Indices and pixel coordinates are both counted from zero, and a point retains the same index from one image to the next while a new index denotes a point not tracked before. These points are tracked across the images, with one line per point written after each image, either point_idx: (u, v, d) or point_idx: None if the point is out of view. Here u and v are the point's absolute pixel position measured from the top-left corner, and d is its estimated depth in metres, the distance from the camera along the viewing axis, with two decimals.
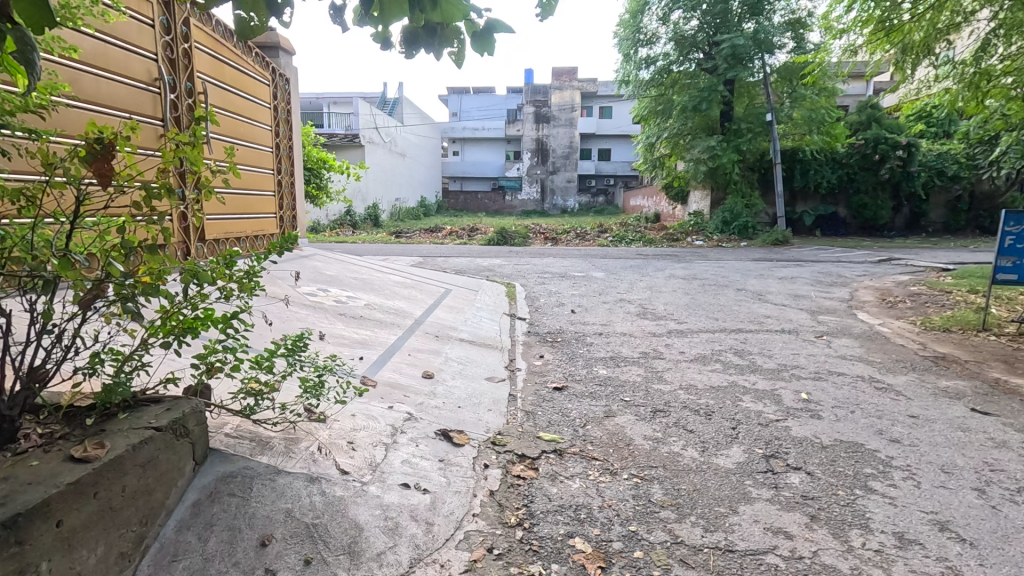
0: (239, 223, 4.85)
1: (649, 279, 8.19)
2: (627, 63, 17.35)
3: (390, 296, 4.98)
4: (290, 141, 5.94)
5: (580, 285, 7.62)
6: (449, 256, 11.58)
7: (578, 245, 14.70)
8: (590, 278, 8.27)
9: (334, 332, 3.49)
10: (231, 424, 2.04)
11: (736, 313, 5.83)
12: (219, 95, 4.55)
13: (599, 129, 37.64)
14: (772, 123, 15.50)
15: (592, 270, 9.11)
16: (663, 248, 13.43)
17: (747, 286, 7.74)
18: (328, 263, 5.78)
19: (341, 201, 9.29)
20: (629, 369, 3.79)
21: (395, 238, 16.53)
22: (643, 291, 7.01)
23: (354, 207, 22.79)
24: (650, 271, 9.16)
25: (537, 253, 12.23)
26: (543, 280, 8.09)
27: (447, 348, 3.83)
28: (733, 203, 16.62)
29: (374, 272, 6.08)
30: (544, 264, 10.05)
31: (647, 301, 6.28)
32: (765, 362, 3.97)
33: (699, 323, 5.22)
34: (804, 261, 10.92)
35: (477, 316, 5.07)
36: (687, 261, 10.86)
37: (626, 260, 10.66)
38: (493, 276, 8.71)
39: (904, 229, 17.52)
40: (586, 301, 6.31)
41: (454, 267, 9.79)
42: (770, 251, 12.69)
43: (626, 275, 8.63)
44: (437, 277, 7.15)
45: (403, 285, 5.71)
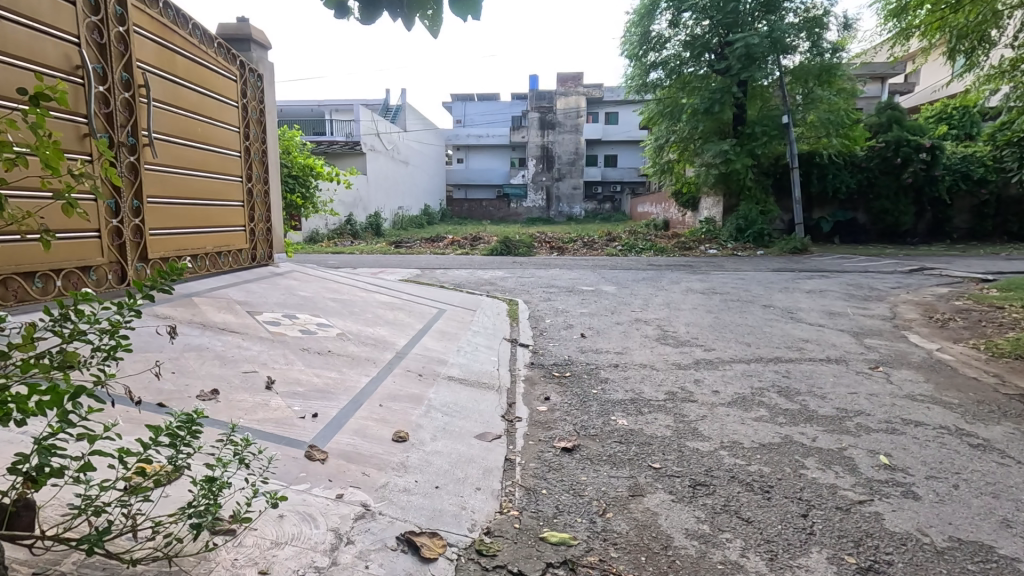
0: (196, 238, 4.20)
1: (665, 294, 7.48)
2: (635, 66, 16.70)
3: (371, 321, 4.31)
4: (264, 145, 5.30)
5: (590, 301, 6.93)
6: (448, 267, 10.91)
7: (585, 254, 14.05)
8: (601, 293, 7.58)
9: (287, 377, 2.80)
10: (74, 557, 1.34)
11: (769, 335, 5.11)
12: (170, 91, 3.89)
13: (606, 135, 37.02)
14: (788, 126, 14.75)
15: (601, 284, 8.41)
16: (676, 258, 12.73)
17: (775, 302, 7.01)
18: (304, 282, 5.12)
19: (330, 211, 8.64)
20: (654, 417, 3.07)
21: (395, 249, 15.88)
22: (659, 309, 6.30)
23: (353, 216, 22.22)
24: (665, 284, 8.45)
25: (542, 264, 11.54)
26: (547, 296, 7.40)
27: (431, 391, 3.12)
28: (748, 209, 15.94)
29: (356, 290, 5.42)
30: (550, 277, 9.36)
31: (665, 322, 5.57)
32: (819, 406, 3.26)
33: (728, 350, 4.51)
34: (829, 271, 10.17)
35: (472, 344, 4.37)
36: (702, 272, 10.14)
37: (638, 272, 9.95)
38: (494, 291, 8.03)
39: (927, 236, 16.75)
40: (596, 322, 5.61)
41: (452, 281, 9.14)
42: (790, 261, 11.97)
43: (638, 289, 7.94)
44: (431, 293, 6.48)
45: (388, 306, 5.04)
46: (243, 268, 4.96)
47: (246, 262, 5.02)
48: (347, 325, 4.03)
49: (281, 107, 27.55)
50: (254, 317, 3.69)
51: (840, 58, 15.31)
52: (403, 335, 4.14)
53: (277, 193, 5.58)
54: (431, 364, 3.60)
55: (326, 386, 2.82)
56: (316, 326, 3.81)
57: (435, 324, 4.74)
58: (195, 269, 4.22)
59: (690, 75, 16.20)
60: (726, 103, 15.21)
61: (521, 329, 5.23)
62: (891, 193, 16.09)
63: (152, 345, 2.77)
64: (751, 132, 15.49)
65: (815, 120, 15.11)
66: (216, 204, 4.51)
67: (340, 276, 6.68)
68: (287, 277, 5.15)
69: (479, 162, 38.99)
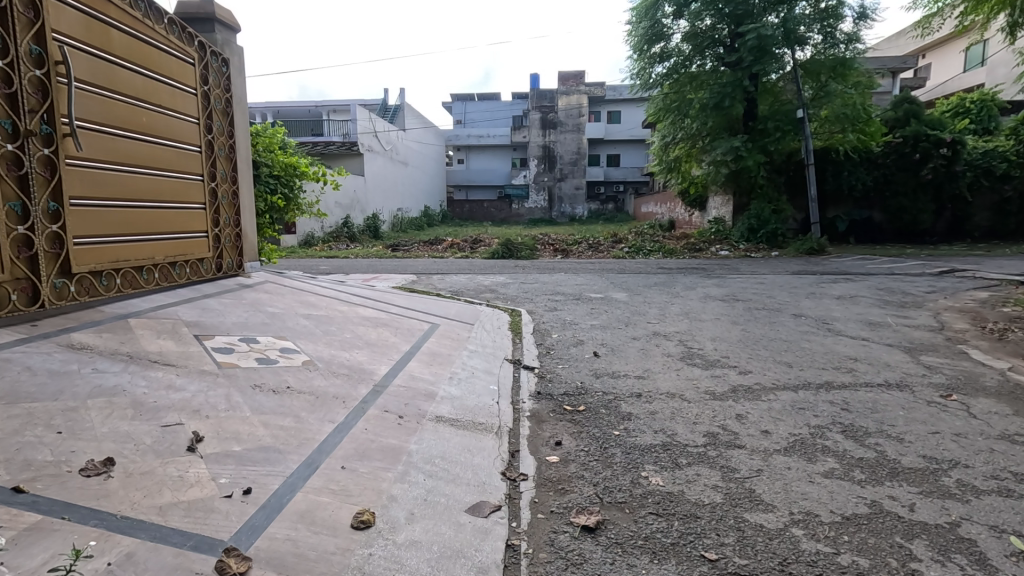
0: (141, 246, 3.57)
1: (682, 302, 6.83)
2: (640, 60, 16.03)
3: (348, 342, 3.69)
4: (231, 140, 4.67)
5: (600, 311, 6.28)
6: (446, 273, 10.27)
7: (590, 256, 13.37)
8: (611, 301, 6.93)
9: (222, 432, 2.15)
10: None
11: (810, 352, 4.46)
12: (103, 70, 3.25)
13: (608, 135, 36.39)
14: (803, 120, 14.09)
15: (611, 290, 7.76)
16: (687, 260, 12.07)
17: (805, 310, 6.34)
18: (276, 295, 4.49)
19: (317, 213, 8.01)
20: (696, 474, 2.41)
21: (392, 252, 15.21)
22: (678, 320, 5.65)
23: (350, 218, 21.58)
24: (680, 290, 7.80)
25: (546, 268, 10.88)
26: (553, 305, 6.75)
27: (412, 442, 2.47)
28: (759, 208, 15.29)
29: (336, 302, 4.79)
30: (555, 283, 8.71)
31: (687, 337, 4.92)
32: (900, 453, 2.60)
33: (768, 374, 3.85)
34: (853, 274, 9.51)
35: (469, 370, 3.72)
36: (718, 276, 9.46)
37: (648, 276, 9.30)
38: (494, 299, 7.39)
39: (946, 235, 16.05)
40: (610, 337, 4.95)
41: (450, 288, 8.49)
42: (809, 263, 11.31)
43: (652, 297, 7.28)
44: (424, 302, 5.86)
45: (372, 321, 4.41)
46: (205, 280, 4.32)
47: (210, 272, 4.38)
48: (318, 350, 3.39)
49: (277, 107, 26.97)
50: (202, 343, 3.03)
51: (854, 51, 14.69)
52: (385, 361, 3.50)
53: (249, 193, 4.96)
54: (414, 399, 2.96)
55: (272, 441, 2.17)
56: (279, 353, 3.15)
57: (424, 343, 4.10)
58: (139, 283, 3.58)
59: (697, 69, 15.57)
60: (736, 97, 14.59)
61: (525, 347, 4.59)
62: (910, 191, 15.38)
63: (47, 391, 2.12)
64: (762, 128, 14.84)
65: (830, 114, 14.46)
66: (167, 207, 3.87)
67: (323, 285, 6.05)
68: (257, 289, 4.50)
69: (479, 163, 38.33)
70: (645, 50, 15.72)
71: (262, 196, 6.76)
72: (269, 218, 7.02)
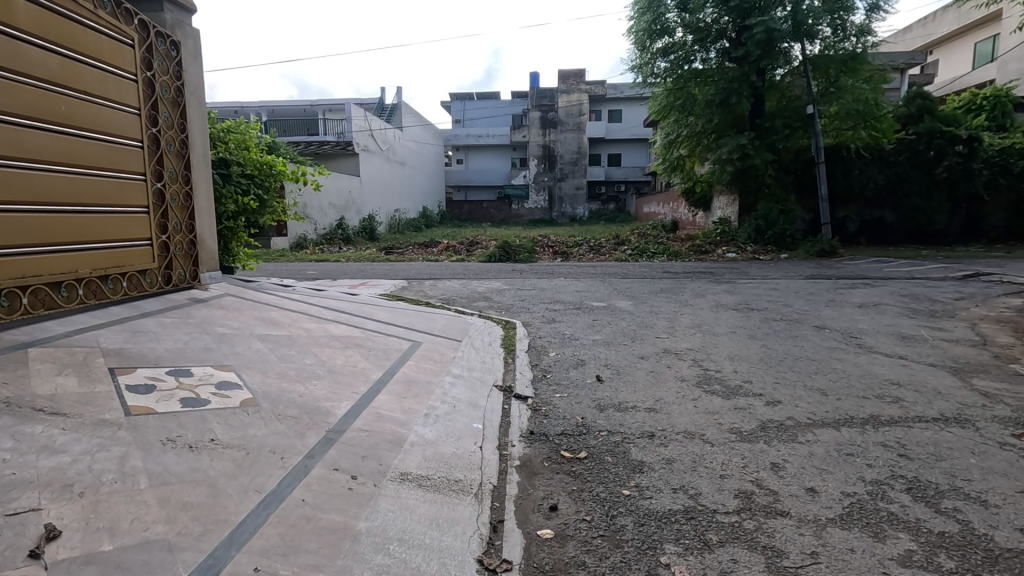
0: (57, 259, 3.02)
1: (692, 312, 6.27)
2: (642, 55, 15.44)
3: (307, 371, 3.13)
4: (183, 134, 4.12)
5: (603, 322, 5.72)
6: (438, 278, 9.72)
7: (592, 259, 12.79)
8: (615, 310, 6.37)
9: (95, 519, 1.59)
10: None
11: (845, 374, 3.88)
12: (4, 48, 2.70)
13: (608, 134, 35.83)
14: (814, 117, 13.54)
15: (614, 298, 7.20)
16: (693, 263, 11.50)
17: (827, 321, 5.77)
18: (233, 311, 3.92)
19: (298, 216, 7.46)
20: (732, 561, 1.84)
21: (386, 255, 14.67)
22: (689, 335, 5.08)
23: (346, 219, 21.08)
24: (688, 298, 7.23)
25: (544, 273, 10.33)
26: (551, 315, 6.18)
27: (362, 518, 1.90)
28: (767, 208, 14.72)
29: (305, 316, 4.24)
30: (554, 289, 8.15)
31: (702, 357, 4.35)
32: (990, 526, 2.03)
33: (802, 405, 3.27)
34: (871, 279, 8.95)
35: (449, 403, 3.16)
36: (727, 281, 8.89)
37: (653, 281, 8.74)
38: (488, 309, 6.82)
39: (960, 235, 15.47)
40: (614, 357, 4.39)
41: (441, 295, 7.94)
42: (821, 266, 10.76)
43: (659, 305, 6.72)
44: (407, 312, 5.31)
45: (341, 341, 3.85)
46: (149, 296, 3.75)
47: (154, 286, 3.82)
48: (267, 384, 2.82)
49: (272, 106, 26.45)
50: (117, 379, 2.47)
51: (864, 45, 14.13)
52: (347, 395, 2.94)
53: (207, 195, 4.41)
54: (375, 450, 2.39)
55: (163, 530, 1.60)
56: (213, 391, 2.58)
57: (400, 368, 3.54)
58: (56, 302, 3.03)
59: (701, 64, 15.02)
60: (743, 93, 14.07)
61: (518, 369, 4.03)
62: (923, 189, 14.78)
63: None
64: (770, 126, 14.26)
65: (841, 110, 13.90)
66: (97, 211, 3.31)
67: (296, 295, 5.49)
68: (212, 305, 3.94)
69: (478, 163, 37.76)
70: (647, 45, 15.14)
71: (233, 197, 6.16)
72: (242, 221, 6.45)
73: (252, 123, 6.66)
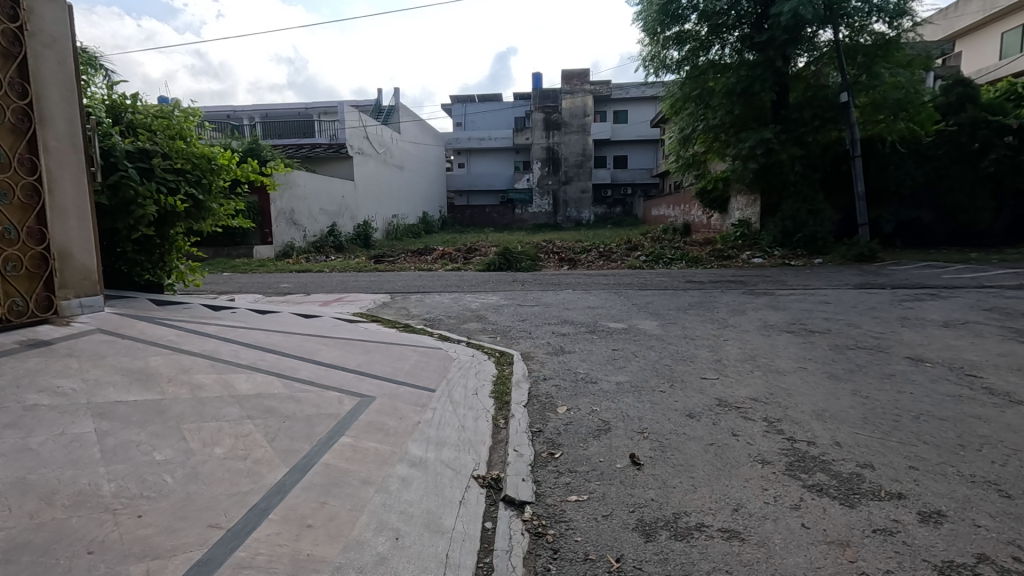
0: None
1: (738, 338, 4.95)
2: (653, 44, 14.15)
3: (144, 482, 1.82)
4: (25, 100, 2.88)
5: (627, 354, 4.39)
6: (428, 291, 8.43)
7: (602, 267, 11.47)
8: (639, 336, 5.04)
9: None
10: None
11: (1011, 449, 2.54)
12: None
13: (614, 135, 34.58)
14: (848, 106, 12.15)
15: (635, 318, 5.87)
16: (718, 271, 10.18)
17: (919, 349, 4.42)
18: (81, 360, 2.61)
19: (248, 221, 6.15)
20: None
21: (376, 264, 13.44)
22: (747, 376, 3.75)
23: (339, 226, 19.91)
24: (727, 317, 5.89)
25: (549, 284, 9.02)
26: (560, 342, 4.88)
27: None
28: (793, 209, 13.39)
29: (207, 362, 2.94)
30: (562, 305, 6.83)
31: (778, 417, 3.01)
32: None
33: (987, 527, 1.93)
34: (936, 288, 7.58)
35: (388, 534, 1.85)
36: (765, 293, 7.57)
37: (678, 294, 7.43)
38: (479, 333, 5.52)
39: (1006, 235, 14.03)
40: (650, 417, 3.06)
41: (426, 313, 6.64)
42: (866, 273, 9.42)
43: (693, 328, 5.40)
44: (368, 345, 4.00)
45: (245, 405, 2.55)
46: None
47: None
48: (33, 530, 1.51)
49: (265, 110, 25.48)
50: None
51: (899, 29, 12.76)
52: (196, 536, 1.62)
53: (75, 188, 3.18)
54: None
55: None
56: None
57: (323, 456, 2.24)
58: None
59: (717, 53, 13.72)
60: (767, 80, 12.75)
61: (513, 444, 2.71)
62: (966, 186, 13.47)
63: None
64: (796, 117, 12.91)
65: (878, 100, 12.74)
66: None
67: (225, 321, 4.20)
68: (52, 351, 2.64)
69: (480, 167, 36.54)
70: (657, 33, 13.82)
71: (154, 195, 4.83)
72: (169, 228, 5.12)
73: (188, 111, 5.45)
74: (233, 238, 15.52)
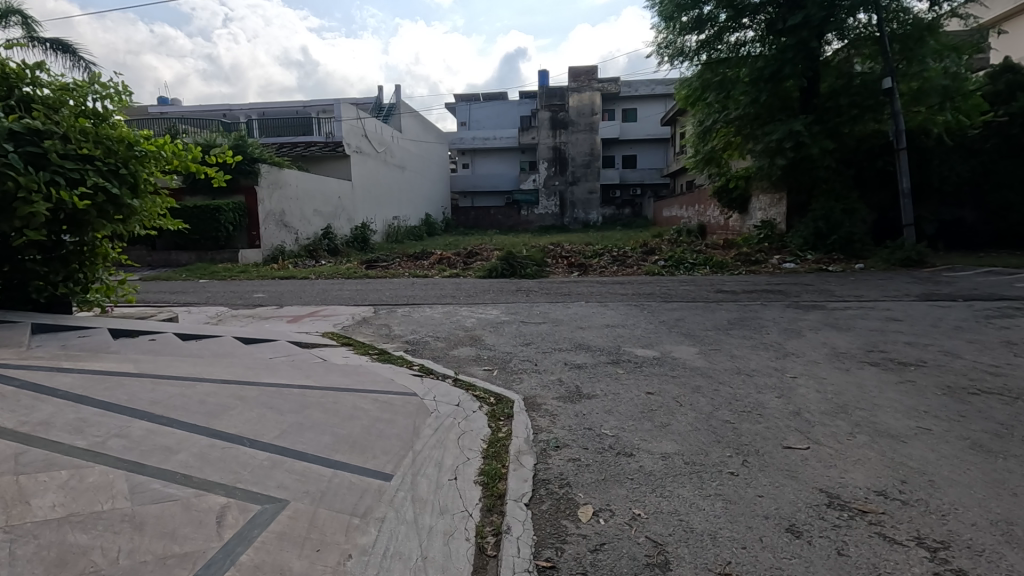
0: None
1: (807, 374, 3.78)
2: (669, 30, 12.96)
3: None
4: None
5: (667, 403, 3.23)
6: (417, 303, 7.31)
7: (617, 274, 10.29)
8: (677, 371, 3.88)
9: None
10: None
11: None
12: None
13: (623, 134, 33.45)
14: (891, 93, 10.90)
15: (667, 344, 4.70)
16: (748, 279, 8.97)
17: None
18: None
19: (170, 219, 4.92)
20: None
21: (367, 269, 12.32)
22: (849, 446, 2.59)
23: (334, 228, 18.83)
24: (781, 341, 4.72)
25: (557, 294, 7.86)
26: (576, 382, 3.72)
27: None
28: (826, 208, 12.14)
29: (10, 450, 1.82)
30: (573, 323, 5.67)
31: (944, 539, 1.84)
32: None
33: None
34: (1018, 301, 6.36)
35: None
36: (815, 307, 6.38)
37: (712, 309, 6.25)
38: (471, 363, 4.37)
39: None
40: (730, 534, 1.90)
41: (410, 333, 5.51)
42: (922, 281, 8.20)
43: (744, 357, 4.23)
44: (310, 393, 2.86)
45: (20, 552, 1.42)
46: None
47: None
48: None
49: (261, 109, 24.57)
50: None
51: (938, 12, 11.64)
52: None
53: None
54: None
55: None
56: None
57: None
58: None
59: (738, 40, 12.56)
60: (798, 65, 11.50)
61: None
62: (1017, 182, 12.29)
63: None
64: (830, 106, 11.66)
65: (922, 87, 11.59)
66: None
67: (119, 356, 3.06)
68: None
69: (484, 167, 35.43)
70: (674, 18, 12.62)
71: (45, 189, 3.67)
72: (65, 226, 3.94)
73: (98, 86, 4.36)
74: (218, 242, 14.40)
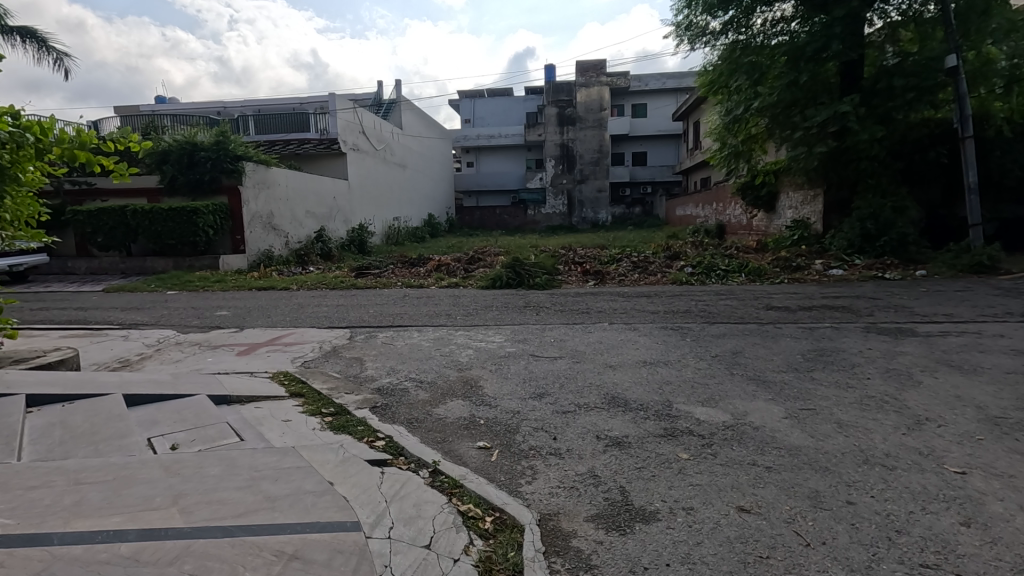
0: None
1: (975, 462, 2.45)
2: (691, 8, 11.57)
3: None
4: None
5: (782, 545, 1.88)
6: (404, 326, 5.98)
7: (639, 284, 8.95)
8: (771, 456, 2.55)
9: None
10: None
11: None
12: None
13: (633, 130, 32.01)
14: (954, 71, 9.46)
15: (734, 397, 3.39)
16: (797, 291, 7.61)
17: None
18: None
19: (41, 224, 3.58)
20: None
21: (357, 278, 11.05)
22: None
23: (329, 230, 17.58)
24: (894, 393, 3.39)
25: (574, 312, 6.53)
26: (620, 481, 2.39)
27: None
28: (872, 205, 10.75)
29: None
30: (598, 359, 4.33)
31: None
32: None
33: None
34: None
35: None
36: (904, 332, 5.01)
37: (774, 336, 4.90)
38: (463, 430, 3.06)
39: None
40: None
41: (385, 375, 4.19)
42: (1012, 293, 6.83)
43: (858, 427, 2.88)
44: (148, 557, 1.57)
45: None
46: None
47: None
48: None
49: (257, 105, 23.48)
50: None
51: None
52: None
53: None
54: None
55: None
56: None
57: None
58: None
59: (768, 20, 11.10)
60: (843, 42, 10.11)
61: None
62: None
63: None
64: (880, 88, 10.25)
65: (986, 67, 10.15)
66: None
67: None
68: None
69: (490, 165, 34.11)
70: None
71: None
72: None
73: None
74: (196, 247, 13.19)
